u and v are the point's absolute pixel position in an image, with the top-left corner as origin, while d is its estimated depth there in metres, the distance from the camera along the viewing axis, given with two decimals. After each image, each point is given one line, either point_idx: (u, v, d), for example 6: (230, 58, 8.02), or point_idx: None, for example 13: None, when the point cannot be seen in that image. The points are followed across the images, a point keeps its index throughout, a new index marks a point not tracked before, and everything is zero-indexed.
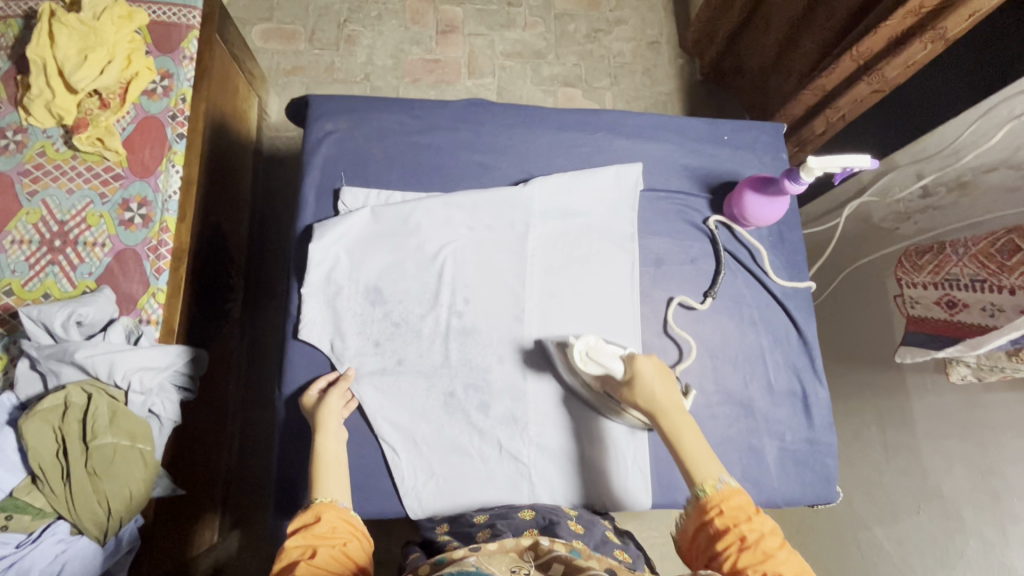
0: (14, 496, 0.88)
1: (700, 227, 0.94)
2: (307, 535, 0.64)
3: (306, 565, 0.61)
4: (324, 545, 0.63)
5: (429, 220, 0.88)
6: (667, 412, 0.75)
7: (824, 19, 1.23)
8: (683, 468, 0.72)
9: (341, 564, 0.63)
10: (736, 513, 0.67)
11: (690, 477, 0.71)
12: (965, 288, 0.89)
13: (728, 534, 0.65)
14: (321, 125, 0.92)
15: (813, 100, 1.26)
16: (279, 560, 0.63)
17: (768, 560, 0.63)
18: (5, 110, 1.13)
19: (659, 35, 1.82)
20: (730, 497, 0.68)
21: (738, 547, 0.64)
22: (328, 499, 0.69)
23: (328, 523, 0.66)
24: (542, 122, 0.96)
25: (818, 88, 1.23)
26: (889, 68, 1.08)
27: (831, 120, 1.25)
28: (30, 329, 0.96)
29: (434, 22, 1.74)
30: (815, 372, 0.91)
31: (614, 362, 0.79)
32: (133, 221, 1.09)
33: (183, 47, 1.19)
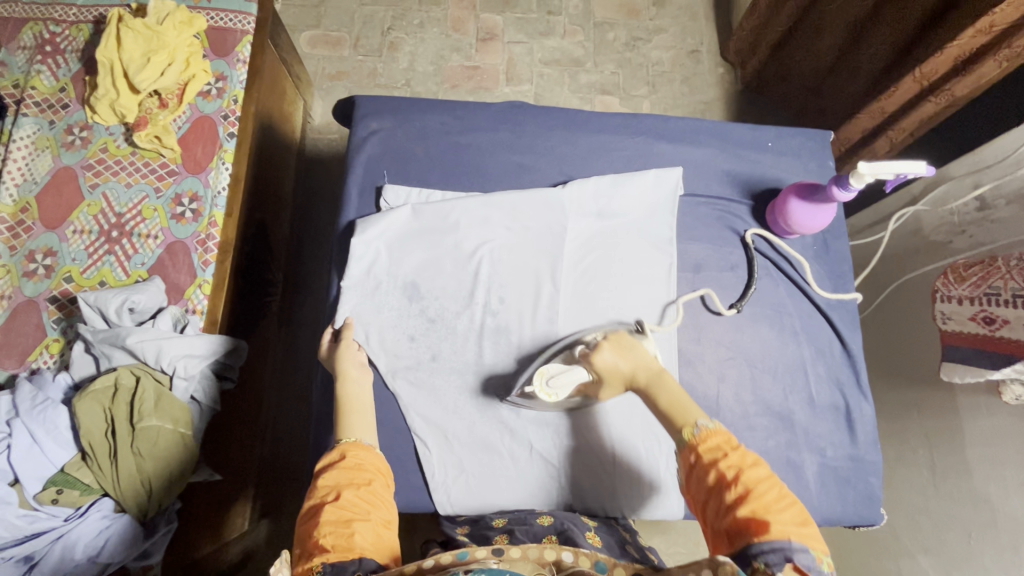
0: (64, 471, 0.92)
1: (741, 233, 0.92)
2: (335, 473, 0.67)
3: (333, 507, 0.63)
4: (348, 487, 0.65)
5: (467, 218, 0.89)
6: (638, 373, 0.75)
7: (892, 21, 1.19)
8: (666, 419, 0.71)
9: (369, 500, 0.65)
10: (717, 449, 0.65)
11: (672, 427, 0.70)
12: (1006, 304, 0.85)
13: (711, 471, 0.63)
14: (366, 124, 0.94)
15: (872, 123, 1.27)
16: (309, 498, 0.66)
17: (756, 497, 0.60)
18: (73, 109, 1.21)
19: (699, 44, 1.81)
20: (712, 434, 0.66)
21: (724, 483, 0.62)
22: (354, 440, 0.72)
23: (356, 459, 0.69)
24: (581, 125, 0.96)
25: (876, 112, 1.23)
26: (958, 87, 1.07)
27: (896, 140, 1.24)
28: (87, 314, 1.02)
29: (475, 30, 1.77)
30: (861, 386, 0.87)
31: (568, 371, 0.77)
32: (184, 214, 1.14)
33: (236, 51, 1.25)
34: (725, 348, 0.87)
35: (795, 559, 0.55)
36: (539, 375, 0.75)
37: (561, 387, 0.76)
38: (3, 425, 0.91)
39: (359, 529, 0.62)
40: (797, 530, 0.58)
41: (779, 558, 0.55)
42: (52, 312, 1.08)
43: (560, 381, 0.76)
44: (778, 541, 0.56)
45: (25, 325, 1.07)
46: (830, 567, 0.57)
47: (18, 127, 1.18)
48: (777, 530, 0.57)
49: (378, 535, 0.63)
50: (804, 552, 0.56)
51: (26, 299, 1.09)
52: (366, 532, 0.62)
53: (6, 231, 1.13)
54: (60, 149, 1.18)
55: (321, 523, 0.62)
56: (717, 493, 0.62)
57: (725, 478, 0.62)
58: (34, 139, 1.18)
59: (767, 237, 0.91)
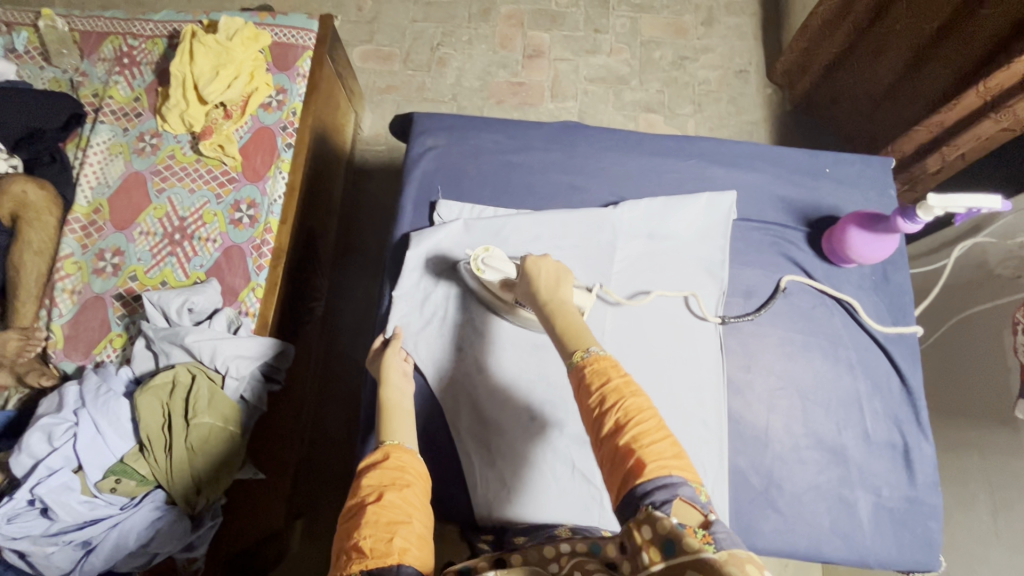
0: (124, 461, 0.96)
1: (779, 278, 0.90)
2: (380, 473, 0.68)
3: (376, 508, 0.64)
4: (391, 488, 0.66)
5: (518, 235, 0.91)
6: (550, 300, 0.75)
7: (961, 43, 1.19)
8: (562, 341, 0.70)
9: (409, 503, 0.66)
10: (603, 375, 0.64)
11: (564, 349, 0.68)
12: None
13: (595, 399, 0.62)
14: (423, 141, 0.97)
15: (927, 137, 1.26)
16: (351, 497, 0.67)
17: (636, 426, 0.59)
18: (145, 117, 1.28)
19: (747, 63, 1.79)
20: (597, 360, 0.65)
21: (606, 411, 0.61)
22: (396, 442, 0.73)
23: (398, 461, 0.70)
24: (633, 147, 0.96)
25: (935, 125, 1.22)
26: (1021, 107, 1.06)
27: (948, 158, 1.24)
28: (150, 313, 1.07)
29: (522, 47, 1.80)
30: (921, 425, 0.84)
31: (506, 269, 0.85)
32: (241, 220, 1.19)
33: (297, 65, 1.30)
34: (776, 377, 0.85)
35: (677, 493, 0.54)
36: (481, 248, 0.85)
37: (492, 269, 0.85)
38: (70, 414, 0.96)
39: (400, 532, 0.62)
40: (677, 460, 0.58)
41: (665, 494, 0.54)
42: (117, 308, 1.14)
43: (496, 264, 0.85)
44: (659, 475, 0.56)
45: (92, 320, 1.14)
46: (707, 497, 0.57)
47: (95, 133, 1.26)
48: (658, 462, 0.57)
49: (419, 538, 0.63)
50: (686, 485, 0.55)
51: (94, 295, 1.15)
52: (406, 534, 0.62)
53: (79, 230, 1.20)
54: (132, 155, 1.25)
55: (363, 523, 0.63)
56: (598, 421, 0.61)
57: (605, 406, 0.61)
58: (108, 145, 1.26)
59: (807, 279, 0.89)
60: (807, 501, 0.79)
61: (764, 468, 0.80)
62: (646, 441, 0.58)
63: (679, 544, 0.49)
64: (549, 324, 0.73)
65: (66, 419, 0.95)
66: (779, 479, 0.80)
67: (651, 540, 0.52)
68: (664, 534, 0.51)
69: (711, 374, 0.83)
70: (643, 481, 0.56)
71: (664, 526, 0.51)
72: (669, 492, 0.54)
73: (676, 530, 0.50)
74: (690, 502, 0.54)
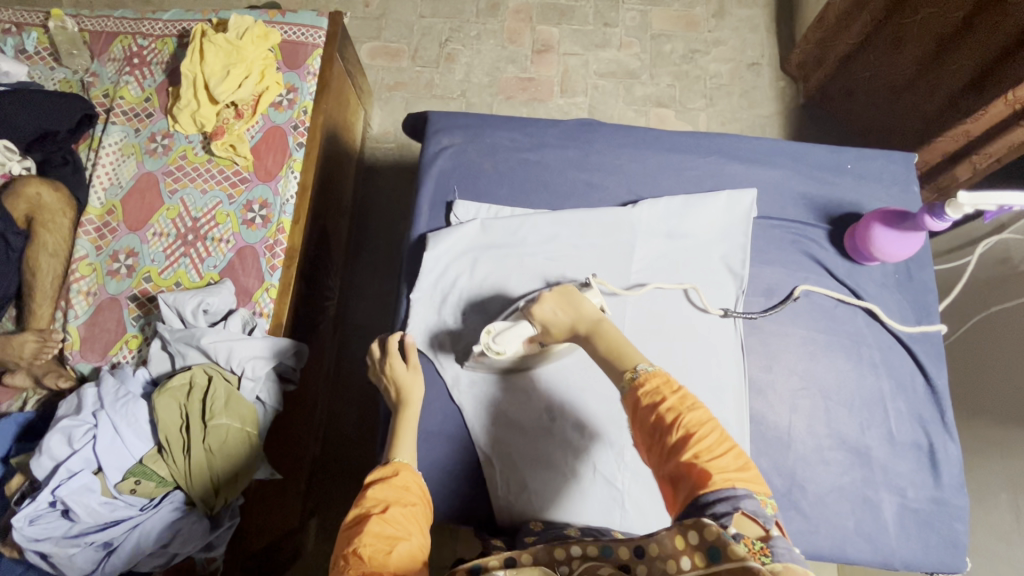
0: (143, 462, 0.96)
1: (793, 288, 0.88)
2: (385, 487, 0.69)
3: (379, 518, 0.64)
4: (396, 503, 0.67)
5: (535, 234, 0.90)
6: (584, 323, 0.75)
7: (984, 35, 1.17)
8: (609, 364, 0.69)
9: (410, 520, 0.66)
10: (659, 393, 0.62)
11: (615, 372, 0.67)
12: None
13: (654, 415, 0.61)
14: (438, 140, 0.96)
15: (956, 146, 1.34)
16: (356, 507, 0.67)
17: (698, 442, 0.58)
18: (156, 118, 1.28)
19: (759, 56, 1.76)
20: (652, 377, 0.63)
21: (667, 429, 0.60)
22: (404, 460, 0.74)
23: (404, 480, 0.71)
24: (651, 144, 0.95)
25: (961, 135, 1.31)
26: None
27: (982, 165, 1.30)
28: (165, 314, 1.08)
29: (531, 41, 1.78)
30: (946, 425, 0.83)
31: (518, 325, 0.80)
32: (254, 220, 1.19)
33: (307, 63, 1.29)
34: (798, 377, 0.84)
35: (742, 507, 0.53)
36: (485, 333, 0.79)
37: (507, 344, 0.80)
38: (89, 416, 0.97)
39: (399, 545, 0.62)
40: (741, 474, 0.57)
41: (727, 507, 0.53)
42: (132, 309, 1.15)
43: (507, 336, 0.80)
44: (723, 488, 0.55)
45: (107, 321, 1.14)
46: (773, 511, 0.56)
47: (107, 134, 1.26)
48: (723, 477, 0.55)
49: (418, 555, 0.63)
50: (751, 498, 0.54)
51: (110, 296, 1.15)
52: (405, 548, 0.62)
53: (93, 232, 1.20)
54: (144, 155, 1.25)
55: (364, 531, 0.63)
56: (660, 438, 0.59)
57: (666, 422, 0.60)
58: (120, 145, 1.26)
59: (823, 289, 0.87)
60: (831, 502, 0.78)
61: (786, 469, 0.80)
62: (710, 457, 0.57)
63: (725, 552, 0.49)
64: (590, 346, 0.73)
65: (86, 421, 0.96)
66: (802, 480, 0.79)
67: (696, 545, 0.51)
68: (711, 541, 0.50)
69: (731, 376, 0.83)
70: (709, 497, 0.55)
71: (711, 532, 0.50)
72: (733, 504, 0.53)
73: (723, 536, 0.50)
74: (752, 515, 0.53)
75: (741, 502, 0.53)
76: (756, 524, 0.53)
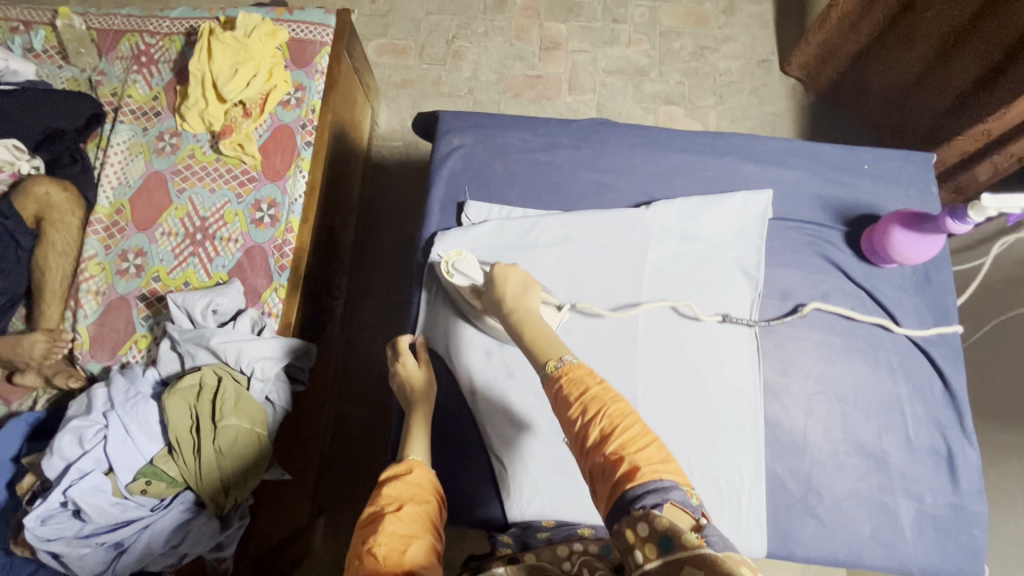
0: (153, 463, 0.96)
1: (802, 305, 0.88)
2: (399, 485, 0.69)
3: (393, 517, 0.64)
4: (410, 501, 0.66)
5: (548, 236, 0.89)
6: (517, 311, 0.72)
7: (991, 34, 1.18)
8: (529, 352, 0.67)
9: (425, 520, 0.66)
10: (580, 384, 0.60)
11: (535, 361, 0.65)
12: None
13: (575, 408, 0.59)
14: (449, 139, 0.95)
15: (973, 147, 1.28)
16: (371, 505, 0.67)
17: (620, 433, 0.56)
18: (164, 116, 1.27)
19: (770, 53, 1.74)
20: (574, 369, 0.62)
21: (589, 421, 0.58)
22: (417, 458, 0.74)
23: (418, 478, 0.70)
24: (665, 145, 0.95)
25: (981, 134, 1.25)
26: None
27: (1001, 166, 1.25)
28: (175, 314, 1.07)
29: (539, 38, 1.77)
30: (964, 431, 0.83)
31: (476, 274, 0.83)
32: (262, 220, 1.18)
33: (315, 61, 1.29)
34: (814, 381, 0.85)
35: (671, 497, 0.52)
36: (452, 253, 0.84)
37: (460, 274, 0.84)
38: (100, 417, 0.97)
39: (414, 545, 0.61)
40: (666, 465, 0.55)
41: (657, 498, 0.51)
42: (141, 309, 1.15)
43: (466, 269, 0.84)
44: (651, 479, 0.53)
45: (117, 320, 1.14)
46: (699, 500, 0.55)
47: (115, 133, 1.25)
48: (650, 468, 0.54)
49: (432, 553, 0.63)
50: (677, 489, 0.53)
51: (119, 296, 1.15)
52: (419, 547, 0.62)
53: (101, 231, 1.19)
54: (152, 155, 1.24)
55: (380, 531, 0.62)
56: (582, 432, 0.58)
57: (587, 414, 0.58)
58: (129, 144, 1.26)
59: (831, 306, 0.87)
60: (848, 508, 0.80)
61: (802, 473, 0.81)
62: (634, 448, 0.55)
63: (677, 540, 0.48)
64: (518, 334, 0.70)
65: (96, 422, 0.96)
66: (818, 485, 0.81)
67: (646, 537, 0.49)
68: (662, 530, 0.49)
69: (746, 379, 0.83)
70: (637, 489, 0.52)
71: (663, 522, 0.48)
72: (660, 496, 0.51)
73: (674, 525, 0.48)
74: (680, 506, 0.52)
75: (670, 491, 0.52)
76: (685, 512, 0.52)
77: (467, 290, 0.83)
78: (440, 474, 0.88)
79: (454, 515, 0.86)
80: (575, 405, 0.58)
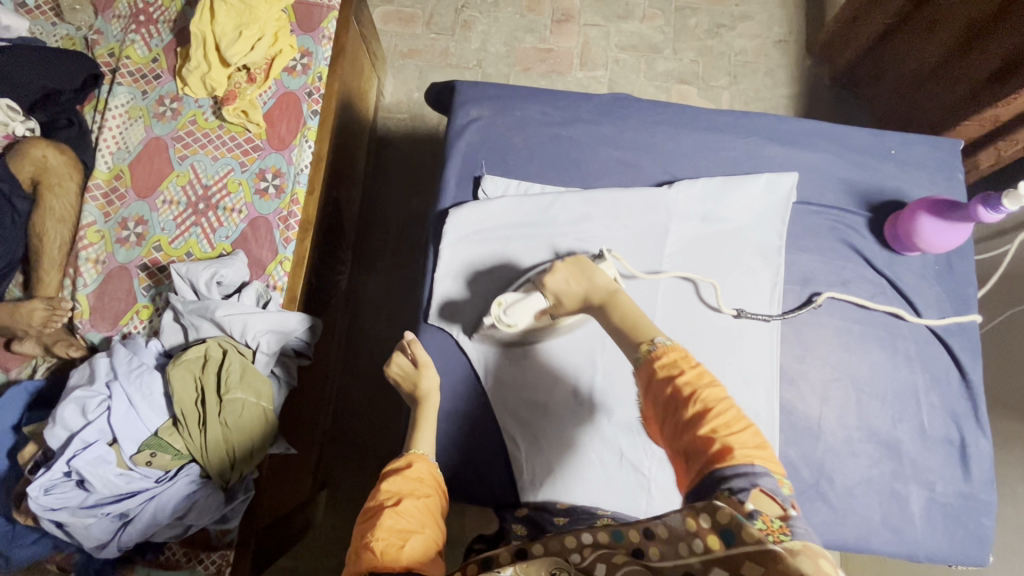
0: (158, 435, 0.95)
1: (818, 293, 0.87)
2: (397, 480, 0.69)
3: (391, 512, 0.64)
4: (408, 496, 0.66)
5: (567, 214, 0.87)
6: (596, 293, 0.74)
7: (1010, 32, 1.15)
8: (624, 336, 0.67)
9: (424, 515, 0.66)
10: (675, 365, 0.59)
11: (632, 346, 0.65)
12: None
13: (670, 387, 0.58)
14: (466, 111, 0.92)
15: (980, 130, 1.30)
16: (370, 499, 0.67)
17: (717, 416, 0.56)
18: (164, 80, 1.22)
19: (787, 33, 1.70)
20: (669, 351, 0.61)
21: (684, 403, 0.57)
22: (420, 451, 0.74)
23: (418, 472, 0.71)
24: (688, 123, 0.92)
25: (990, 119, 1.26)
26: None
27: (1004, 152, 1.29)
28: (178, 285, 1.05)
29: (551, 11, 1.71)
30: (979, 421, 0.84)
31: (529, 300, 0.80)
32: (267, 190, 1.15)
33: (322, 26, 1.24)
34: (831, 368, 0.85)
35: (760, 483, 0.51)
36: (496, 306, 0.79)
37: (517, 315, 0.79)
38: (102, 386, 0.95)
39: (412, 540, 0.62)
40: (759, 450, 0.55)
41: (746, 482, 0.52)
42: (142, 279, 1.12)
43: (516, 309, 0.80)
44: (743, 462, 0.53)
45: (117, 291, 1.11)
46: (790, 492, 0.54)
47: (114, 95, 1.20)
48: (743, 451, 0.54)
49: (432, 548, 0.63)
50: (769, 476, 0.53)
51: (119, 265, 1.12)
52: (418, 542, 0.62)
53: (100, 197, 1.16)
54: (152, 120, 1.20)
55: (377, 526, 0.62)
56: (676, 412, 0.57)
57: (682, 395, 0.57)
58: (127, 108, 1.21)
59: (848, 296, 0.86)
60: (859, 494, 0.80)
61: (816, 460, 0.81)
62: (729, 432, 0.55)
63: (741, 534, 0.48)
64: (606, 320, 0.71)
65: (99, 392, 0.95)
66: (830, 472, 0.81)
67: (709, 528, 0.50)
68: (724, 522, 0.50)
69: (763, 364, 0.83)
70: (729, 473, 0.53)
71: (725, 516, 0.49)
72: (751, 480, 0.52)
73: (736, 518, 0.49)
74: (771, 493, 0.52)
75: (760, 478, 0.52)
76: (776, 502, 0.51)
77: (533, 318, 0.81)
78: (451, 453, 0.87)
79: (466, 493, 0.86)
80: (673, 386, 0.57)
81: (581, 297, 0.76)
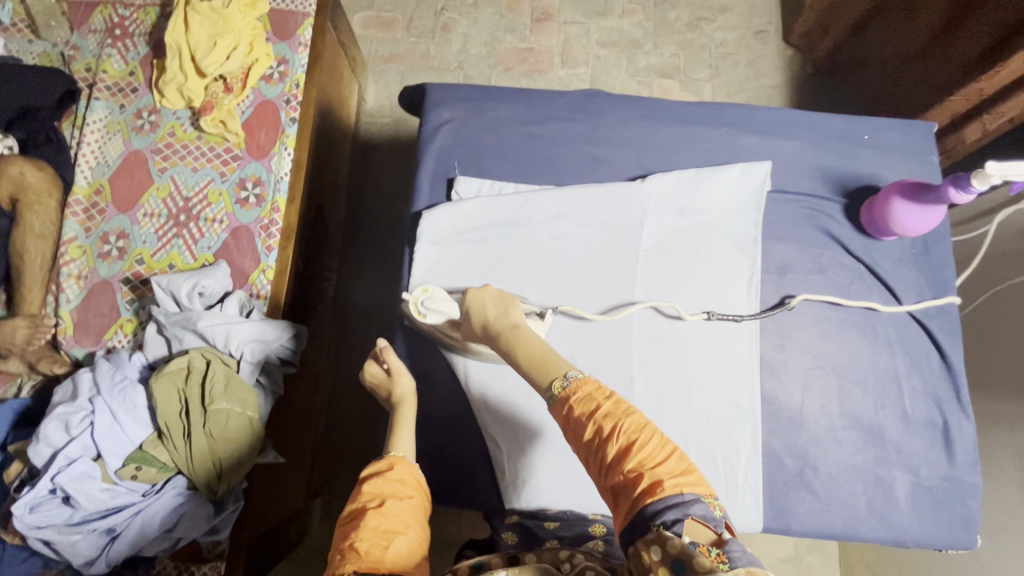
0: (142, 448, 0.95)
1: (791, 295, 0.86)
2: (379, 481, 0.68)
3: (375, 513, 0.63)
4: (392, 497, 0.66)
5: (541, 211, 0.87)
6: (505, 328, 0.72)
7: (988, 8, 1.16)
8: (532, 373, 0.66)
9: (408, 516, 0.65)
10: (592, 399, 0.60)
11: (541, 384, 0.64)
12: None
13: (589, 424, 0.58)
14: (439, 113, 0.92)
15: (965, 107, 1.29)
16: (351, 502, 0.67)
17: (640, 450, 0.56)
18: (142, 93, 1.22)
19: (766, 23, 1.70)
20: (583, 384, 0.61)
21: (605, 440, 0.57)
22: (401, 454, 0.74)
23: (400, 474, 0.70)
24: (662, 115, 0.92)
25: (973, 94, 1.25)
26: None
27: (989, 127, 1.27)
28: (160, 297, 1.05)
29: (530, 10, 1.71)
30: (961, 403, 0.84)
31: (448, 307, 0.80)
32: (247, 200, 1.15)
33: (298, 34, 1.24)
34: (811, 356, 0.85)
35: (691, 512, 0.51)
36: (417, 290, 0.79)
37: (433, 311, 0.80)
38: (85, 402, 0.95)
39: (396, 541, 0.62)
40: (686, 476, 0.55)
41: (678, 513, 0.51)
42: (125, 293, 1.12)
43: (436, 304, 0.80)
44: (672, 494, 0.53)
45: (100, 306, 1.11)
46: (721, 511, 0.54)
47: (91, 110, 1.20)
48: (671, 482, 0.54)
49: (415, 548, 0.63)
50: (699, 502, 0.53)
51: (101, 280, 1.12)
52: (402, 544, 0.62)
53: (81, 213, 1.16)
54: (131, 133, 1.20)
55: (362, 527, 0.62)
56: (600, 450, 0.57)
57: (603, 431, 0.58)
58: (106, 123, 1.21)
59: (821, 296, 0.86)
60: (843, 481, 0.80)
61: (799, 449, 0.81)
62: (654, 464, 0.55)
63: (692, 564, 0.46)
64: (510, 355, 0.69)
65: (82, 408, 0.94)
66: (814, 460, 0.81)
67: (660, 560, 0.49)
68: (674, 554, 0.48)
69: (743, 355, 0.83)
70: (659, 507, 0.53)
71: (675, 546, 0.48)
72: (682, 512, 0.51)
73: (687, 548, 0.48)
74: (702, 520, 0.52)
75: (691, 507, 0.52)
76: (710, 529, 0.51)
77: (445, 325, 0.81)
78: (434, 456, 0.87)
79: (451, 495, 0.86)
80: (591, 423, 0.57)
81: (483, 322, 0.74)
